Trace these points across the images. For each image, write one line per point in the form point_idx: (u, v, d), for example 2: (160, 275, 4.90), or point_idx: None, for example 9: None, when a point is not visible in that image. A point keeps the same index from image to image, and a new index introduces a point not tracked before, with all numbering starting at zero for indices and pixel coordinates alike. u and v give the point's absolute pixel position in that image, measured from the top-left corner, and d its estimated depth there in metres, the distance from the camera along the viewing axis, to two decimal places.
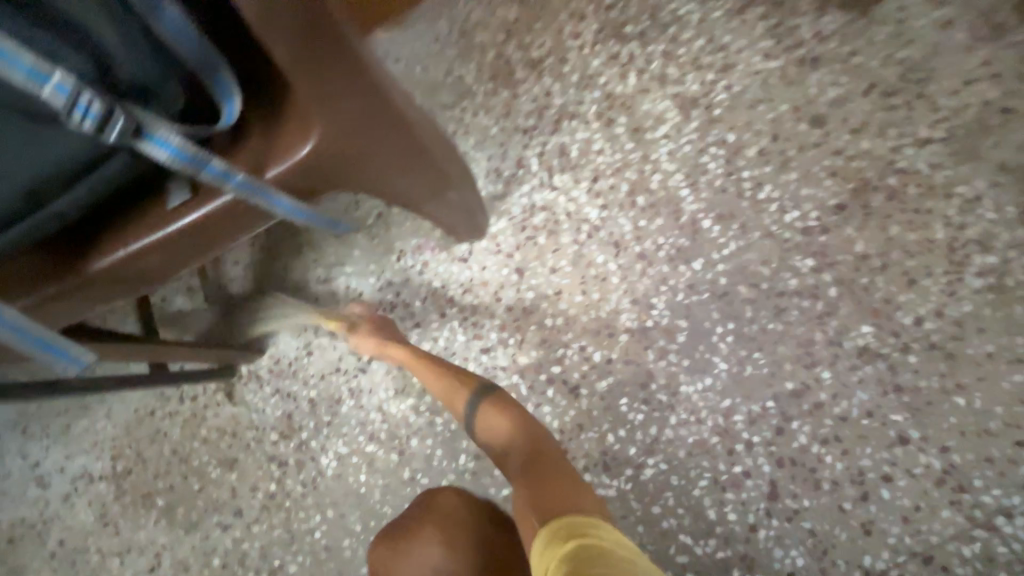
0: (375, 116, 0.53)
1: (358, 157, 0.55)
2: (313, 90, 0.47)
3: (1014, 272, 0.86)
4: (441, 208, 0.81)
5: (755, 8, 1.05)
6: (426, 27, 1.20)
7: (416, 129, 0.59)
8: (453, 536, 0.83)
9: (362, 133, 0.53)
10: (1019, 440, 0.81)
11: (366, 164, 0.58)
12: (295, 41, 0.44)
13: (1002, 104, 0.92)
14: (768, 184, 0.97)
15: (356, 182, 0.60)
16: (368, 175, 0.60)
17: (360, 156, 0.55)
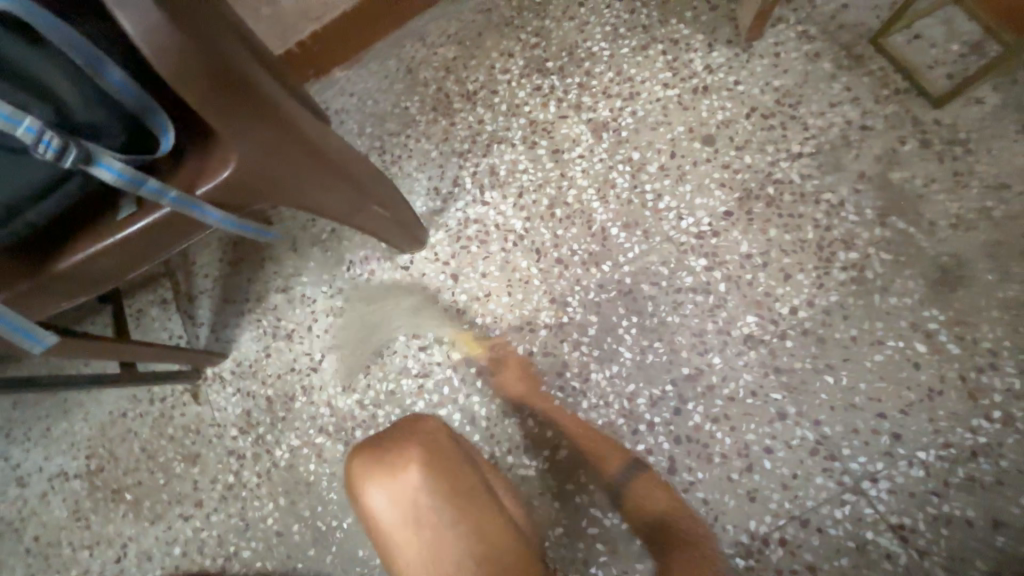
0: (285, 145, 0.64)
1: (276, 178, 0.67)
2: (227, 125, 0.58)
3: (873, 266, 0.98)
4: (371, 221, 0.92)
5: (656, 45, 1.21)
6: (376, 66, 1.36)
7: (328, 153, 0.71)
8: (445, 471, 0.72)
9: (274, 158, 0.64)
10: (880, 412, 0.92)
11: (286, 184, 0.69)
12: (210, 93, 0.55)
13: (862, 122, 1.06)
14: (668, 195, 1.11)
15: (280, 199, 0.71)
16: (287, 193, 0.71)
17: (278, 177, 0.67)
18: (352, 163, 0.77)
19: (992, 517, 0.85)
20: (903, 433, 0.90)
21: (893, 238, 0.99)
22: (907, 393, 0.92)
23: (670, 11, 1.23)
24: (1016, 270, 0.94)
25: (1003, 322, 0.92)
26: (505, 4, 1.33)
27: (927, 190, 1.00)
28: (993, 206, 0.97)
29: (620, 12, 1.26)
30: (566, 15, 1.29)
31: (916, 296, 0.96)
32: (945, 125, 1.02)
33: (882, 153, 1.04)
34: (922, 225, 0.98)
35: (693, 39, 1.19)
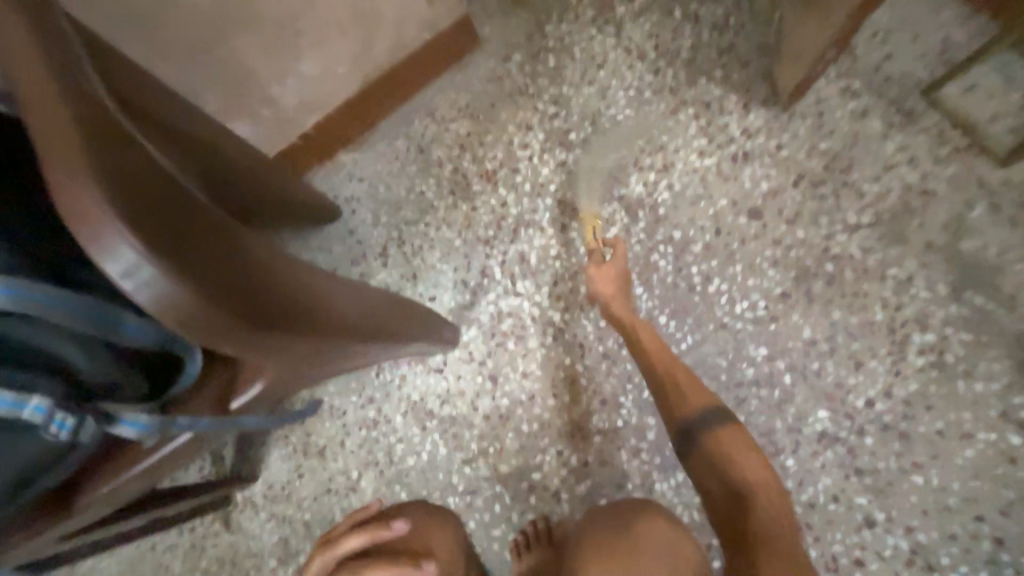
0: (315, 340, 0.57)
1: (306, 371, 0.60)
2: (256, 356, 0.50)
3: (952, 348, 0.91)
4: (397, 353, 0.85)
5: (686, 109, 1.13)
6: (386, 146, 1.28)
7: (348, 325, 0.65)
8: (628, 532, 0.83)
9: (303, 352, 0.56)
10: (979, 515, 0.85)
11: (315, 369, 0.62)
12: (240, 334, 0.46)
13: (921, 187, 0.99)
14: (717, 277, 1.03)
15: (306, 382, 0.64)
16: (313, 376, 0.64)
17: (308, 369, 0.60)
18: (358, 310, 0.69)
19: None
20: (1007, 538, 0.83)
21: (971, 317, 0.91)
22: (1006, 492, 0.85)
23: (698, 70, 1.15)
24: None
25: None
26: (517, 71, 1.25)
27: (1002, 260, 0.93)
28: None
29: (642, 74, 1.18)
30: (584, 79, 1.21)
31: (1003, 381, 0.88)
32: (1014, 186, 0.95)
33: (948, 220, 0.96)
34: (1001, 300, 0.91)
35: (726, 100, 1.11)
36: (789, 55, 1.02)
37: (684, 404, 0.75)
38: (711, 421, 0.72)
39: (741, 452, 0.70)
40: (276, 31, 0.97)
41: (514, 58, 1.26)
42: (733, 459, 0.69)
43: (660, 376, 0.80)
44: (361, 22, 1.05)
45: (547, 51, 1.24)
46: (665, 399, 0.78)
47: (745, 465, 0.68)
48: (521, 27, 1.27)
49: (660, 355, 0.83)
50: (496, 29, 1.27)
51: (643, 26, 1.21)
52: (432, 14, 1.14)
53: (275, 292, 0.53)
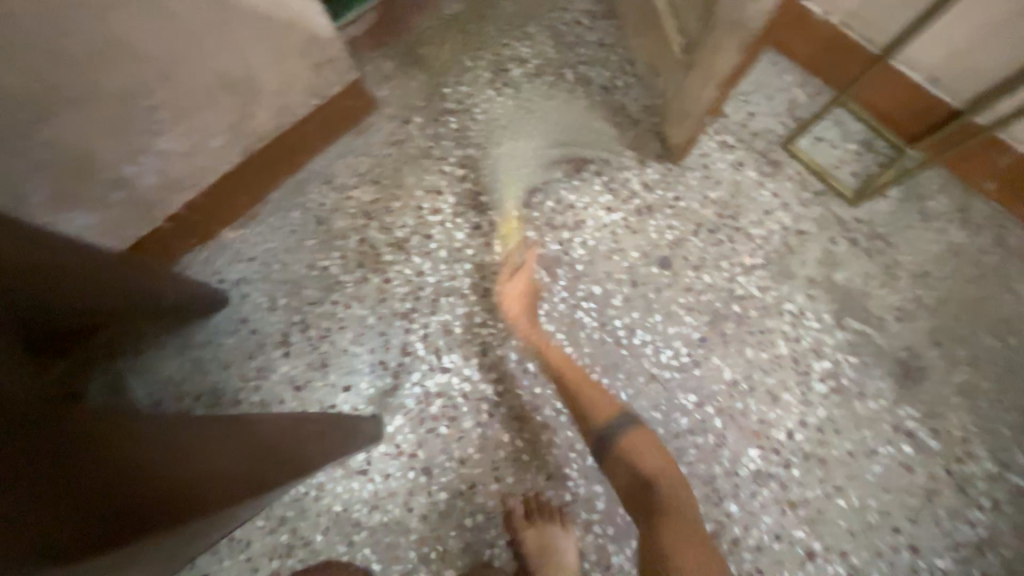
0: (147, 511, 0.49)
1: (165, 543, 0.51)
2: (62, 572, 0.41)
3: (846, 372, 1.00)
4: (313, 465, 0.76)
5: (590, 166, 1.17)
6: (279, 219, 1.14)
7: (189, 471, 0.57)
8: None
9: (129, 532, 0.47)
10: (895, 526, 0.92)
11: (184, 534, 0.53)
12: None
13: (797, 227, 1.10)
14: (640, 329, 1.05)
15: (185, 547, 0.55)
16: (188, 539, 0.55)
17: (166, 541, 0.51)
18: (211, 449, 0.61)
19: None
20: (920, 544, 0.91)
21: (854, 340, 1.02)
22: (909, 499, 0.93)
23: (595, 129, 1.20)
24: (959, 351, 1.01)
25: (964, 407, 0.98)
26: (419, 133, 1.21)
27: (868, 287, 1.06)
28: (923, 294, 1.05)
29: (544, 134, 1.20)
30: (489, 140, 1.20)
31: (889, 396, 0.99)
32: (865, 222, 1.10)
33: (821, 256, 1.08)
34: (874, 322, 1.04)
35: (624, 156, 1.17)
36: (674, 118, 1.08)
37: (599, 411, 0.89)
38: (626, 429, 0.87)
39: (649, 446, 0.87)
40: (123, 105, 0.80)
41: (414, 121, 1.22)
42: (645, 458, 0.85)
43: (568, 375, 0.94)
44: (234, 92, 0.92)
45: (448, 113, 1.22)
46: (580, 414, 0.90)
47: (653, 464, 0.85)
48: (418, 90, 1.24)
49: (568, 369, 0.94)
50: (393, 93, 1.24)
51: (538, 88, 1.24)
52: (322, 80, 1.04)
53: (155, 474, 0.55)
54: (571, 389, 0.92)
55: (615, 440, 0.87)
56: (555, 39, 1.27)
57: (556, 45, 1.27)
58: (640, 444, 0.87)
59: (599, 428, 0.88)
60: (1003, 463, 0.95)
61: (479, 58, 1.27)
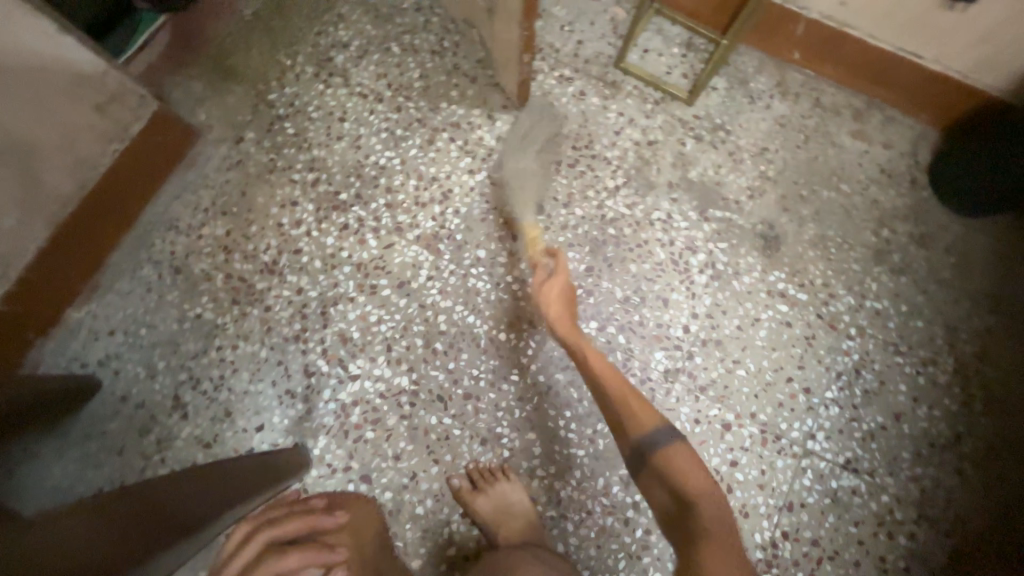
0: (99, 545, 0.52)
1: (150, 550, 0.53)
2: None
3: (719, 258, 1.09)
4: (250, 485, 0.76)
5: (441, 134, 1.15)
6: (130, 282, 1.05)
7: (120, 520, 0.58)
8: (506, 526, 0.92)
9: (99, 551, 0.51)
10: (788, 376, 1.03)
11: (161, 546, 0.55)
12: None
13: (647, 139, 1.16)
14: (531, 277, 1.08)
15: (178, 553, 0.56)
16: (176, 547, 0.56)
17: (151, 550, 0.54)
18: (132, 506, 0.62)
19: (894, 413, 1.02)
20: (811, 384, 1.03)
21: (720, 227, 1.11)
22: (794, 349, 1.05)
23: (436, 97, 1.18)
24: (804, 210, 1.13)
25: (820, 257, 1.10)
26: (256, 148, 1.13)
27: (720, 176, 1.14)
28: (765, 169, 1.15)
29: (387, 115, 1.16)
30: (333, 136, 1.14)
31: (759, 267, 1.09)
32: (703, 118, 1.17)
33: (674, 160, 1.15)
34: (731, 206, 1.12)
35: (471, 116, 1.16)
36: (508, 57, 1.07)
37: (640, 423, 0.73)
38: (665, 441, 0.70)
39: (693, 467, 0.68)
40: None
41: (247, 136, 1.13)
42: (688, 478, 0.67)
43: (614, 390, 0.78)
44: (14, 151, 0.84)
45: (281, 119, 1.15)
46: (614, 422, 0.76)
47: (699, 484, 0.66)
48: (241, 103, 1.15)
49: (607, 380, 0.79)
50: (214, 114, 1.14)
51: (368, 69, 1.19)
52: (109, 119, 0.94)
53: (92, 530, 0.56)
54: (610, 399, 0.78)
55: (652, 450, 0.70)
56: (370, 14, 1.22)
57: (373, 21, 1.22)
58: (682, 457, 0.69)
59: (637, 436, 0.72)
60: (859, 293, 1.08)
61: (297, 53, 1.19)
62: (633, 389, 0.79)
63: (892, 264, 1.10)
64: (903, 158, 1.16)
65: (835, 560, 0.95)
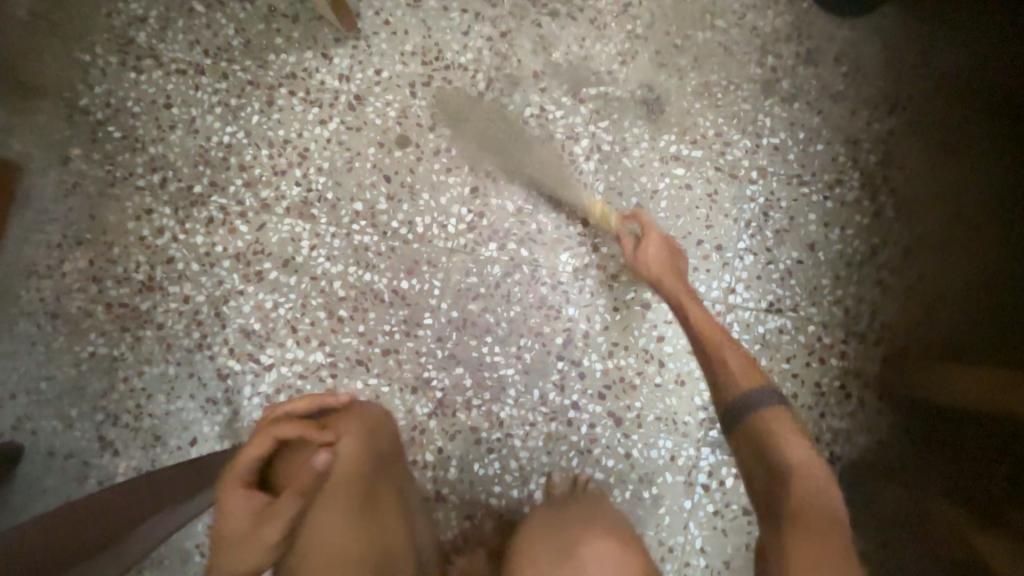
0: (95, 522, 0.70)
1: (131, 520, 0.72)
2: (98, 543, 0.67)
3: (604, 140, 1.02)
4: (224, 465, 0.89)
5: (279, 91, 1.03)
6: (9, 342, 0.99)
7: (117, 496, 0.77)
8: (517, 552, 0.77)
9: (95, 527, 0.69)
10: (698, 240, 1.00)
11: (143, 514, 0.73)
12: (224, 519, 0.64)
13: (499, 32, 1.04)
14: (417, 215, 1.02)
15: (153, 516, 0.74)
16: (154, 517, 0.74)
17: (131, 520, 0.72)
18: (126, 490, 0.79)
19: (808, 245, 1.00)
20: (723, 241, 1.00)
21: (598, 106, 1.02)
22: (699, 211, 1.01)
23: (260, 50, 1.04)
24: (683, 62, 1.04)
25: (709, 107, 1.03)
26: (87, 164, 1.02)
27: (586, 50, 1.04)
28: (633, 28, 1.04)
29: (213, 86, 1.04)
30: (164, 126, 1.03)
31: (647, 137, 1.02)
32: None
33: (534, 45, 1.04)
34: (605, 79, 1.03)
35: (305, 60, 1.04)
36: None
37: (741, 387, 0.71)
38: (761, 402, 0.69)
39: (792, 434, 0.66)
40: None
41: (74, 154, 1.02)
42: (786, 447, 0.65)
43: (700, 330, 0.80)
44: None
45: (102, 124, 1.03)
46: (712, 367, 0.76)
47: (798, 454, 0.64)
48: (55, 120, 1.03)
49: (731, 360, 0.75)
50: (30, 140, 1.02)
51: (177, 40, 1.05)
52: None
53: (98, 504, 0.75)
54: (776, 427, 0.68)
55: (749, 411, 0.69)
56: None
57: None
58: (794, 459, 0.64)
59: (736, 397, 0.70)
60: (755, 133, 1.02)
61: (93, 45, 1.05)
62: (728, 334, 0.80)
63: (782, 93, 1.03)
64: None
65: None
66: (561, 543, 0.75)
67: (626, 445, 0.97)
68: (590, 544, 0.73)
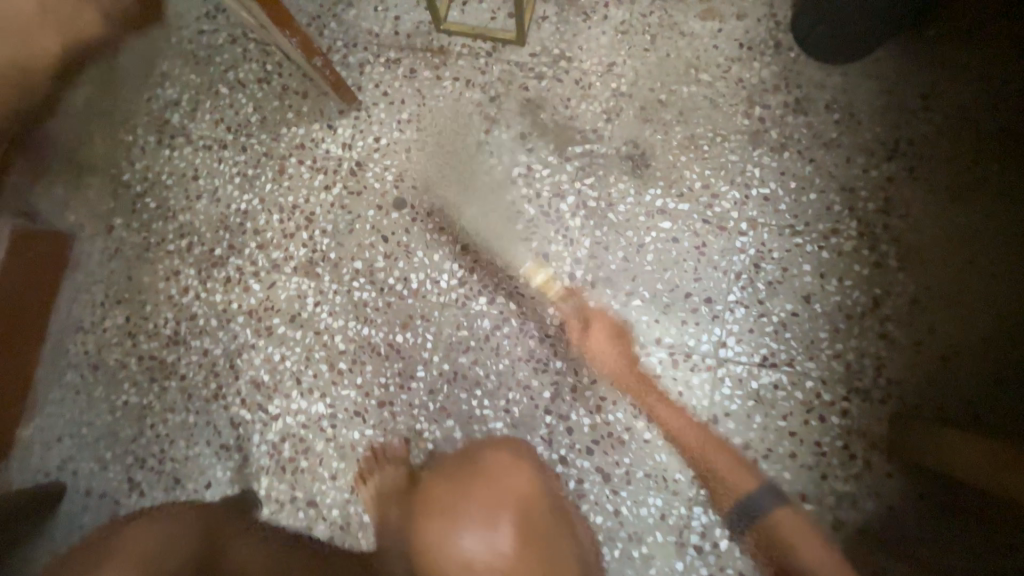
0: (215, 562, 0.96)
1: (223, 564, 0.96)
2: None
3: (589, 196, 1.05)
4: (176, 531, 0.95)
5: (290, 161, 1.13)
6: (59, 391, 1.12)
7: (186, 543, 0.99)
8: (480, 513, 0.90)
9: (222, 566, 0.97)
10: (686, 292, 1.00)
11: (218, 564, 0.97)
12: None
13: (489, 97, 1.10)
14: (412, 272, 1.07)
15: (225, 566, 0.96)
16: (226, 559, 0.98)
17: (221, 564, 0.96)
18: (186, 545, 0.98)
19: (803, 297, 0.97)
20: (713, 293, 0.99)
21: (583, 164, 1.06)
22: (687, 263, 1.01)
23: (274, 124, 1.15)
24: (667, 116, 1.05)
25: (694, 159, 1.03)
26: (127, 232, 1.16)
27: (572, 109, 1.08)
28: (617, 86, 1.07)
29: (234, 159, 1.15)
30: (191, 196, 1.15)
31: (632, 191, 1.04)
32: (539, 54, 1.10)
33: (521, 108, 1.09)
34: (590, 137, 1.06)
35: (312, 132, 1.14)
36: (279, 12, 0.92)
37: (737, 489, 0.93)
38: (763, 505, 0.91)
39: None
40: None
41: (116, 223, 1.16)
42: (802, 554, 0.89)
43: (698, 443, 0.96)
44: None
45: (140, 196, 1.16)
46: (718, 487, 0.94)
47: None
48: (102, 194, 1.17)
49: (712, 455, 0.95)
50: (82, 212, 1.17)
51: (205, 119, 1.18)
52: None
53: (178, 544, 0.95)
54: (701, 459, 0.95)
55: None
56: (190, 62, 1.20)
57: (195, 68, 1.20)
58: (781, 529, 0.90)
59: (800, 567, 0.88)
60: (743, 184, 1.02)
61: (136, 127, 1.19)
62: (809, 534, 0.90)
63: (772, 142, 1.02)
64: (760, 25, 1.05)
65: (771, 458, 0.94)
66: (480, 487, 0.92)
67: (614, 504, 0.96)
68: (498, 489, 0.92)
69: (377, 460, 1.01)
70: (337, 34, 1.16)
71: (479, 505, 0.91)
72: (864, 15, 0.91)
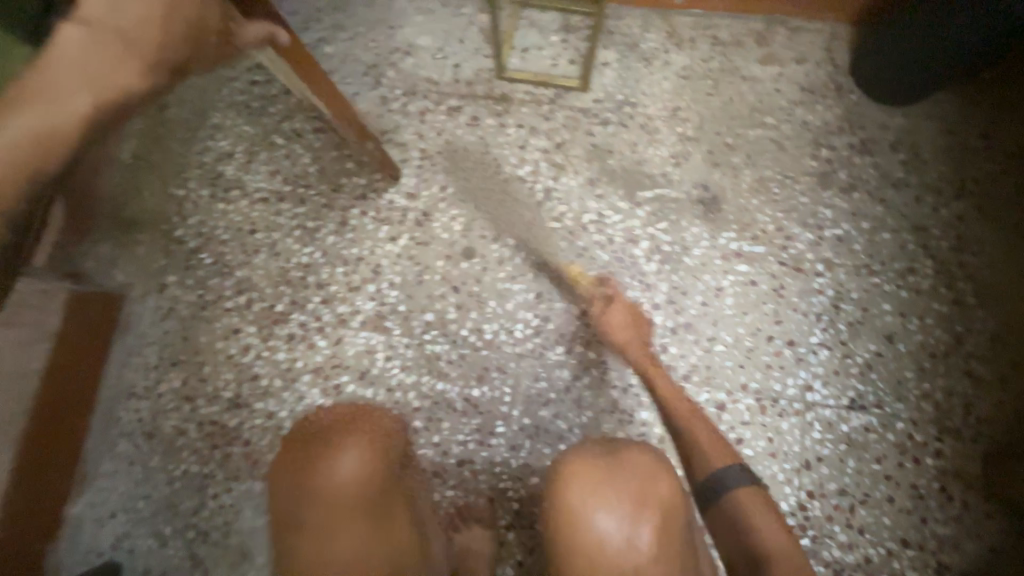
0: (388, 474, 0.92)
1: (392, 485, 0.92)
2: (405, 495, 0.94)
3: (663, 240, 1.04)
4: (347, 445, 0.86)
5: (352, 212, 1.11)
6: (113, 461, 1.06)
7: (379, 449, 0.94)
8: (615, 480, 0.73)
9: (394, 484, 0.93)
10: (769, 335, 0.99)
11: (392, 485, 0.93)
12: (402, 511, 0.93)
13: (555, 143, 1.10)
14: (485, 323, 1.05)
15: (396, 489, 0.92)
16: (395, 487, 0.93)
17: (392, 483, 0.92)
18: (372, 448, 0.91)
19: (885, 336, 0.98)
20: (795, 336, 0.99)
21: (655, 208, 1.05)
22: (767, 306, 1.00)
23: (334, 175, 1.13)
24: (736, 159, 1.06)
25: (766, 202, 1.04)
26: (182, 290, 1.11)
27: (639, 154, 1.08)
28: (683, 130, 1.08)
29: (293, 211, 1.12)
30: (249, 251, 1.11)
31: (706, 235, 1.04)
32: (603, 99, 1.11)
33: (588, 154, 1.09)
34: (660, 181, 1.06)
35: (374, 182, 1.12)
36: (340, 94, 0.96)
37: (708, 463, 0.77)
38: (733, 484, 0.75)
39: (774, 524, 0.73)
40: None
41: (170, 281, 1.12)
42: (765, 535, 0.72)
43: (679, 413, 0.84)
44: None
45: (194, 251, 1.12)
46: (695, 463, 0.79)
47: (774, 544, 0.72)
48: (153, 251, 1.13)
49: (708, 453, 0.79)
50: (132, 270, 1.12)
51: (261, 170, 1.15)
52: (23, 327, 0.93)
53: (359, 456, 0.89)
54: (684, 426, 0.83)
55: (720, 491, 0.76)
56: (244, 113, 1.18)
57: (249, 119, 1.17)
58: (750, 502, 0.75)
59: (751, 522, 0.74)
60: (817, 225, 1.02)
61: (187, 180, 1.16)
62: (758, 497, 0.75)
63: (841, 183, 1.03)
64: (819, 70, 1.08)
65: (868, 502, 0.93)
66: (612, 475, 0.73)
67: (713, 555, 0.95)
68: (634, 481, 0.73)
69: (461, 518, 0.97)
70: (395, 83, 1.16)
71: (634, 487, 0.73)
72: (937, 63, 0.93)
